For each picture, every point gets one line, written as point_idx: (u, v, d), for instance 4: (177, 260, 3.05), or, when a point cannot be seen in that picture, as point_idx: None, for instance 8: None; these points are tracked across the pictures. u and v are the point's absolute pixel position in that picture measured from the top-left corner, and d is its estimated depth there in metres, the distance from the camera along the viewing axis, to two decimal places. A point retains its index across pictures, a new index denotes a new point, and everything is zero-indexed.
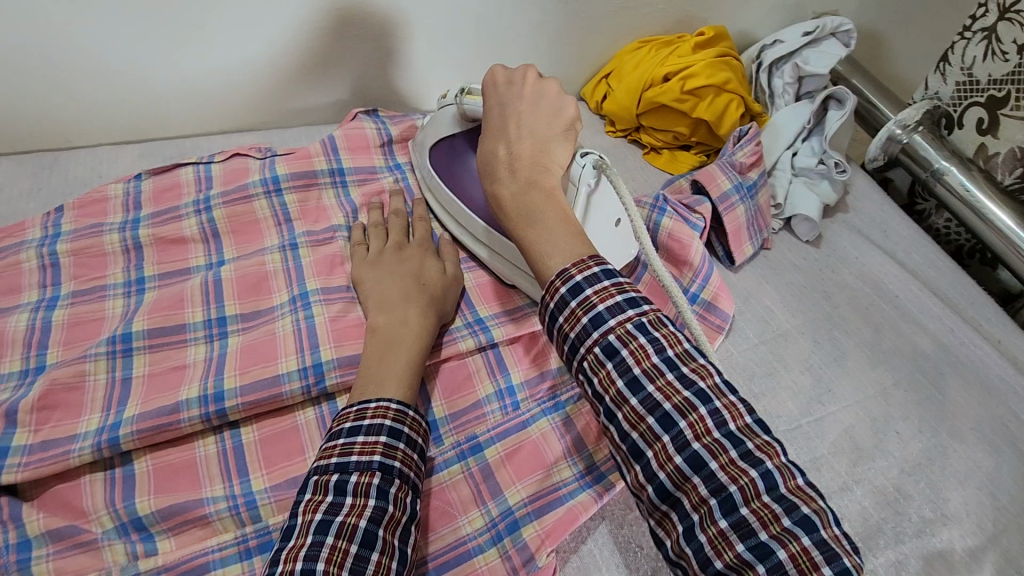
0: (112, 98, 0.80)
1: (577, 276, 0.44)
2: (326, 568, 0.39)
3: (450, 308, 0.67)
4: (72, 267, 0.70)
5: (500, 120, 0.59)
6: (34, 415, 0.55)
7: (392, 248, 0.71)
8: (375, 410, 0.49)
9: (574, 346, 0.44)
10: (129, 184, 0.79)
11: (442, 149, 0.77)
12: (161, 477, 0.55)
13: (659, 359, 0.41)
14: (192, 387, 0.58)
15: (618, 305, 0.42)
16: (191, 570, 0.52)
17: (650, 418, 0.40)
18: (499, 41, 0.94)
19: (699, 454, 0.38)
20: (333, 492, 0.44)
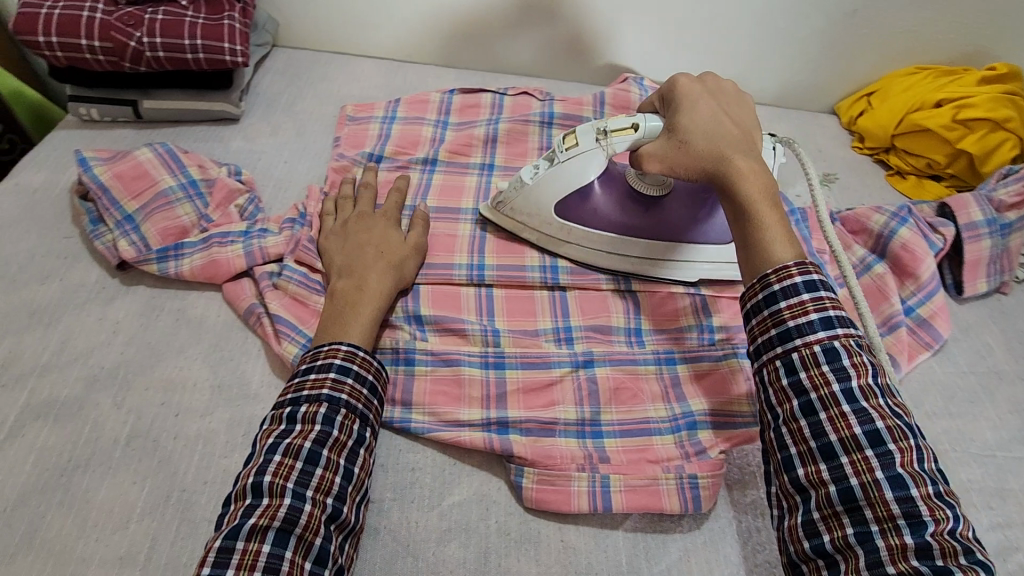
0: (454, 28, 1.04)
1: (814, 274, 0.50)
2: (271, 480, 0.50)
3: (411, 273, 0.72)
4: (399, 140, 0.92)
5: (702, 113, 0.63)
6: None
7: (353, 219, 0.75)
8: (327, 352, 0.59)
9: (789, 335, 0.49)
10: (445, 95, 1.00)
11: (571, 198, 0.74)
12: (436, 296, 0.74)
13: (875, 382, 0.47)
14: (463, 257, 0.77)
15: (845, 317, 0.49)
16: (446, 360, 0.68)
17: (857, 428, 0.45)
18: (772, 41, 1.02)
19: (902, 476, 0.43)
20: (287, 422, 0.55)
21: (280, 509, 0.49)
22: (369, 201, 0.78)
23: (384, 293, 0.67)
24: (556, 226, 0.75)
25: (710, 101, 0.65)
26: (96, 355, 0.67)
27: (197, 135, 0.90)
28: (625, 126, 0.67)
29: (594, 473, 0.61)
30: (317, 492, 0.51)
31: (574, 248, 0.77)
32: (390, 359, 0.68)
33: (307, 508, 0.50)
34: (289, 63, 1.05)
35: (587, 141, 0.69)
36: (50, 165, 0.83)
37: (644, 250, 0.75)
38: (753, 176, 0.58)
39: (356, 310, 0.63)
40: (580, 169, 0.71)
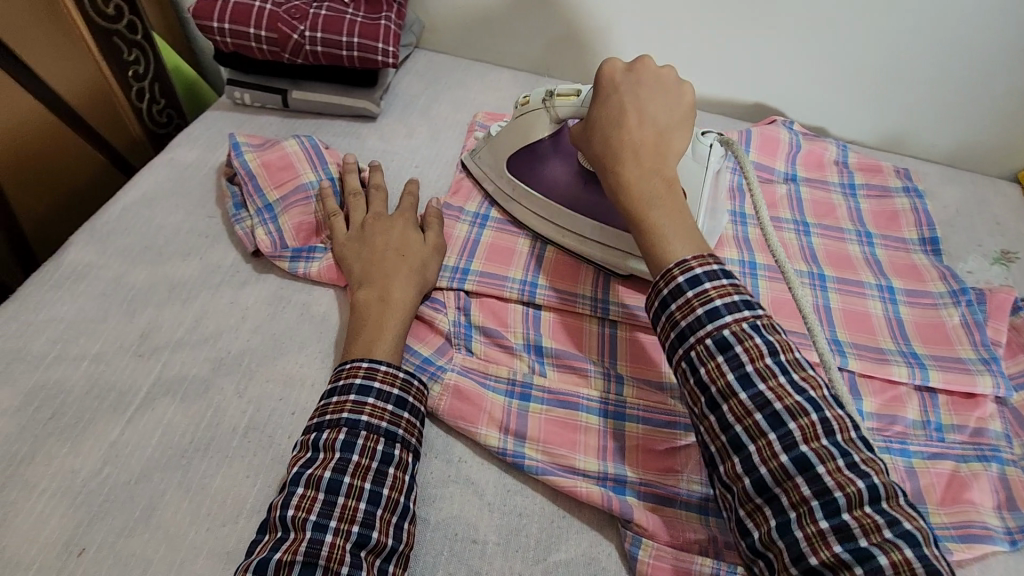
0: (601, 46, 1.01)
1: (697, 268, 0.50)
2: (293, 512, 0.50)
3: (433, 274, 0.70)
4: None
5: (619, 108, 0.60)
6: (486, 252, 0.75)
7: (370, 222, 0.72)
8: (348, 372, 0.59)
9: (684, 334, 0.50)
10: None
11: (523, 155, 0.77)
12: (557, 328, 0.70)
13: (772, 363, 0.47)
14: (587, 290, 0.73)
15: (734, 303, 0.49)
16: (564, 402, 0.64)
17: (758, 415, 0.46)
18: (954, 93, 0.91)
19: (806, 456, 0.44)
20: (311, 449, 0.55)
21: (302, 543, 0.49)
22: (383, 202, 0.75)
23: (407, 304, 0.66)
24: (506, 180, 0.78)
25: (638, 96, 0.61)
26: (225, 338, 0.68)
27: (337, 129, 0.92)
28: (571, 94, 0.69)
29: (719, 559, 0.55)
30: (341, 522, 0.51)
31: (518, 209, 0.78)
32: (505, 390, 0.65)
33: (328, 539, 0.49)
34: (429, 66, 1.05)
35: (537, 98, 0.73)
36: (203, 144, 0.87)
37: (580, 226, 0.74)
38: (643, 180, 0.57)
39: (375, 328, 0.63)
40: (527, 129, 0.74)
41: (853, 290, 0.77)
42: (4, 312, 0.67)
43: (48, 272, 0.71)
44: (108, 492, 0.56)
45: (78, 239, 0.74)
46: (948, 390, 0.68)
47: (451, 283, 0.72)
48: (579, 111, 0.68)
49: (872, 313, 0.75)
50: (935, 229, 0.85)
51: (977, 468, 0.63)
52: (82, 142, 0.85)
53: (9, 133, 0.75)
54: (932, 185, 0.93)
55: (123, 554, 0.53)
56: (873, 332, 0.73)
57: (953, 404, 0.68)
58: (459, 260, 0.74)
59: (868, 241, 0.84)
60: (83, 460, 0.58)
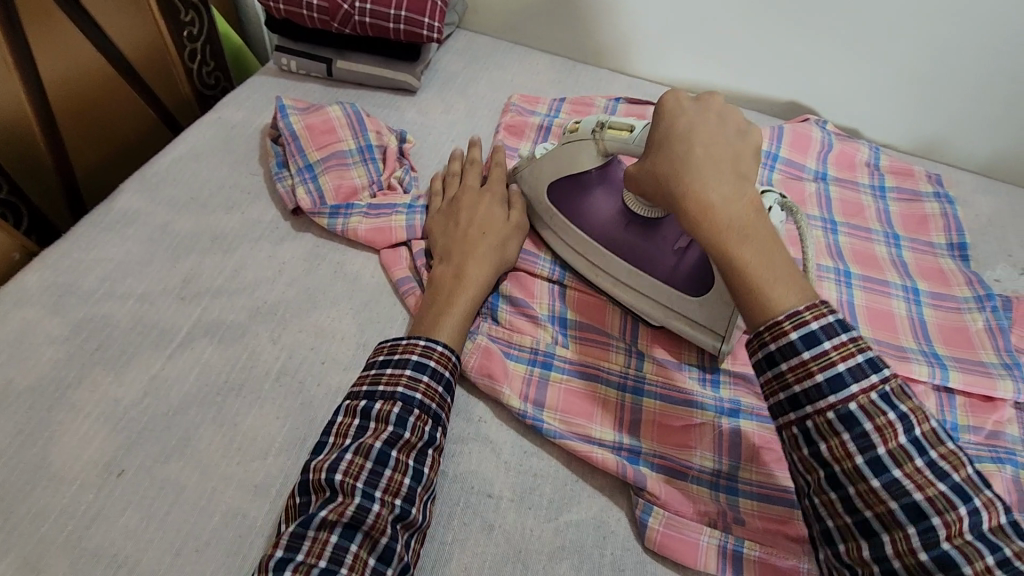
0: (640, 35, 1.02)
1: (811, 323, 0.46)
2: (343, 479, 0.51)
3: (512, 254, 0.72)
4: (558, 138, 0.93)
5: (690, 126, 0.56)
6: None
7: (456, 195, 0.75)
8: (405, 347, 0.59)
9: (798, 401, 0.46)
10: (610, 102, 0.98)
11: (563, 182, 0.73)
12: (582, 304, 0.73)
13: (907, 442, 0.43)
14: None
15: (859, 367, 0.45)
16: (583, 374, 0.66)
17: (893, 505, 0.43)
18: (993, 101, 0.91)
19: (948, 554, 0.41)
20: (361, 417, 0.55)
21: (350, 508, 0.49)
22: (473, 173, 0.78)
23: (484, 285, 0.68)
24: (546, 207, 0.74)
25: (707, 122, 0.56)
26: (261, 289, 0.71)
27: (378, 100, 0.95)
28: (623, 127, 0.66)
29: (726, 531, 0.56)
30: (386, 493, 0.51)
31: (553, 237, 0.75)
32: (528, 358, 0.67)
33: (375, 509, 0.50)
34: (470, 46, 1.08)
35: (589, 125, 0.69)
36: (250, 106, 0.89)
37: (613, 267, 0.70)
38: (730, 205, 0.50)
39: (451, 306, 0.64)
40: (576, 155, 0.71)
41: (878, 289, 0.78)
42: (60, 248, 0.71)
43: (101, 215, 0.75)
44: (147, 422, 0.60)
45: (129, 187, 0.78)
46: (967, 392, 0.69)
47: None
48: (635, 147, 0.65)
49: (896, 312, 0.75)
50: (964, 235, 0.85)
51: (992, 468, 0.63)
52: (134, 95, 0.89)
53: (71, 82, 0.79)
54: (965, 192, 0.93)
55: (159, 478, 0.56)
56: (895, 331, 0.74)
57: (970, 405, 0.68)
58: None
59: (895, 243, 0.84)
60: (125, 390, 0.61)
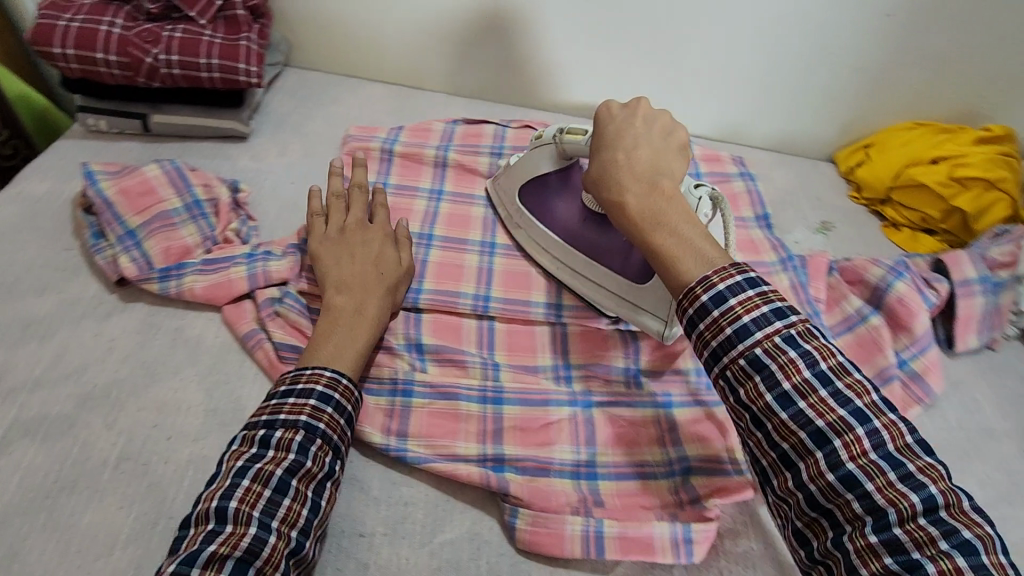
0: (467, 59, 1.06)
1: (720, 284, 0.48)
2: (237, 507, 0.48)
3: (401, 296, 0.74)
4: (401, 166, 0.95)
5: (616, 136, 0.64)
6: None
7: (349, 227, 0.75)
8: (309, 376, 0.57)
9: (717, 355, 0.48)
10: (449, 125, 1.02)
11: (533, 184, 0.82)
12: (438, 326, 0.75)
13: (811, 376, 0.46)
14: (469, 287, 0.79)
15: (763, 317, 0.47)
16: (445, 393, 0.69)
17: (802, 434, 0.45)
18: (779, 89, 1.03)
19: (853, 473, 0.43)
20: (258, 445, 0.53)
21: (243, 539, 0.47)
22: (360, 206, 0.78)
23: (382, 318, 0.68)
24: (517, 208, 0.84)
25: (634, 126, 0.65)
26: (89, 372, 0.66)
27: (205, 151, 0.91)
28: (579, 132, 0.75)
29: (588, 516, 0.60)
30: (283, 525, 0.50)
31: (523, 235, 0.84)
32: (389, 390, 0.68)
33: (271, 540, 0.48)
34: (301, 85, 1.07)
35: (549, 133, 0.78)
36: (55, 175, 0.83)
37: (573, 260, 0.78)
38: (647, 202, 0.57)
39: (349, 338, 0.63)
40: (534, 159, 0.81)
41: None
42: None
43: None
44: None
45: None
46: None
47: None
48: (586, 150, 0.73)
49: None
50: (766, 207, 0.97)
51: None
52: None
53: None
54: (766, 169, 1.07)
55: None
56: None
57: None
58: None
59: None
60: None
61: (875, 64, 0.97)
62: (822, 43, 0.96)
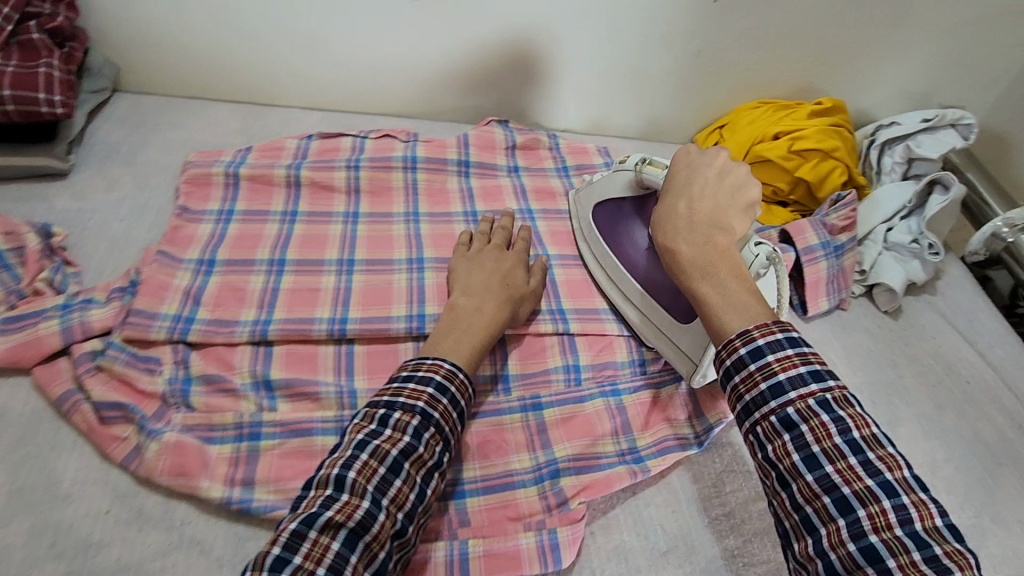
0: (315, 71, 1.01)
1: (759, 339, 0.48)
2: (355, 476, 0.51)
3: (523, 313, 0.73)
4: (248, 190, 0.88)
5: (681, 183, 0.63)
6: (213, 299, 0.73)
7: (486, 247, 0.78)
8: (429, 366, 0.59)
9: (749, 409, 0.47)
10: (302, 141, 0.97)
11: (607, 207, 0.82)
12: (290, 358, 0.70)
13: (842, 442, 0.44)
14: (325, 310, 0.74)
15: (800, 377, 0.46)
16: (299, 431, 0.64)
17: (825, 498, 0.43)
18: (632, 78, 1.05)
19: (875, 546, 0.40)
20: (377, 423, 0.55)
21: (358, 510, 0.49)
22: (501, 232, 0.81)
23: (500, 322, 0.68)
24: (587, 227, 0.85)
25: (706, 177, 0.62)
26: None
27: (14, 195, 0.82)
28: (661, 164, 0.74)
29: (452, 539, 0.60)
30: (392, 504, 0.51)
31: (588, 252, 0.84)
32: (234, 436, 0.63)
33: (380, 517, 0.50)
34: (131, 111, 0.98)
35: (631, 160, 0.78)
36: None
37: (627, 287, 0.78)
38: (700, 251, 0.56)
39: (459, 331, 0.65)
40: (619, 183, 0.80)
41: (572, 261, 0.85)
42: None
43: None
44: None
45: None
46: None
47: (171, 334, 0.68)
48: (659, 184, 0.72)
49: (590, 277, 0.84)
50: None
51: (670, 389, 0.75)
52: None
53: None
54: None
55: None
56: (591, 294, 0.81)
57: None
58: (183, 307, 0.71)
59: None
60: None
61: (713, 48, 1.01)
62: (661, 30, 0.99)
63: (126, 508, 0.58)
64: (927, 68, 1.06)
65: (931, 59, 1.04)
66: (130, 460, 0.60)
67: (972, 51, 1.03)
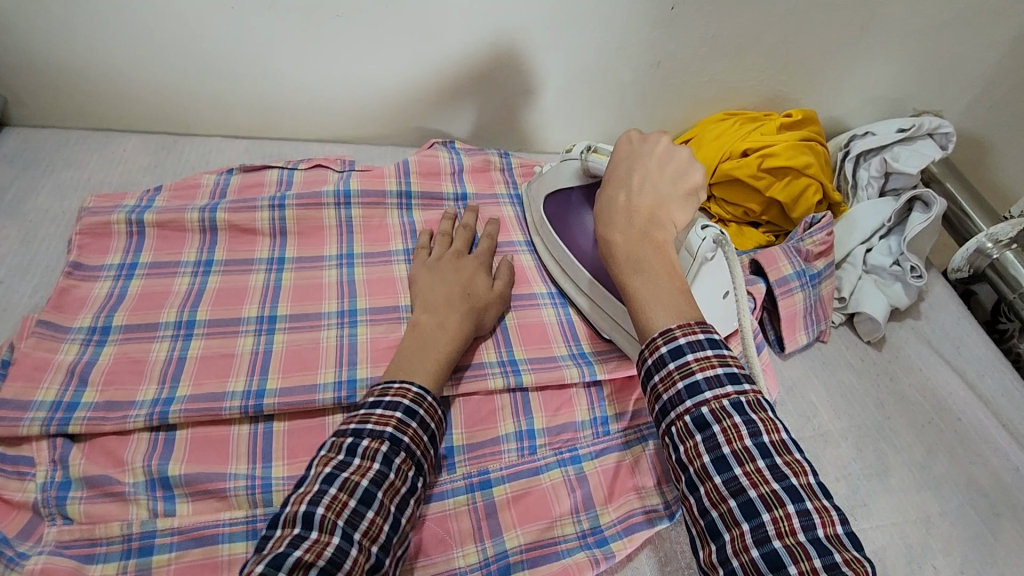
0: (234, 97, 0.90)
1: (680, 338, 0.45)
2: (324, 513, 0.44)
3: (488, 321, 0.70)
4: (155, 239, 0.77)
5: (623, 170, 0.59)
6: (103, 377, 0.63)
7: (447, 256, 0.74)
8: (397, 390, 0.54)
9: (665, 409, 0.45)
10: (221, 176, 0.86)
11: (557, 199, 0.80)
12: (195, 447, 0.60)
13: (753, 444, 0.41)
14: (239, 381, 0.64)
15: (717, 378, 0.43)
16: (201, 538, 0.55)
17: (732, 501, 0.39)
18: (588, 92, 0.97)
19: (777, 552, 0.36)
20: (345, 453, 0.49)
21: (328, 547, 0.43)
22: (463, 241, 0.77)
23: (464, 335, 0.64)
24: (539, 218, 0.82)
25: (648, 163, 0.59)
26: None
27: None
28: (605, 151, 0.72)
29: None
30: (365, 538, 0.45)
31: (542, 244, 0.82)
32: (120, 551, 0.54)
33: (353, 553, 0.44)
34: (23, 150, 0.86)
35: (577, 149, 0.76)
36: None
37: (580, 279, 0.75)
38: (634, 245, 0.53)
39: (424, 352, 0.60)
40: (566, 172, 0.77)
41: (526, 304, 0.77)
42: None
43: None
44: None
45: None
46: (612, 380, 0.70)
47: (47, 429, 0.58)
48: None
49: (546, 321, 0.76)
50: None
51: (636, 451, 0.66)
52: None
53: None
54: None
55: None
56: (547, 342, 0.73)
57: (616, 393, 0.70)
58: (64, 391, 0.61)
59: None
60: None
61: (673, 58, 0.93)
62: (615, 41, 0.90)
63: None
64: (901, 71, 0.99)
65: (906, 62, 0.97)
66: None
67: (948, 53, 0.96)
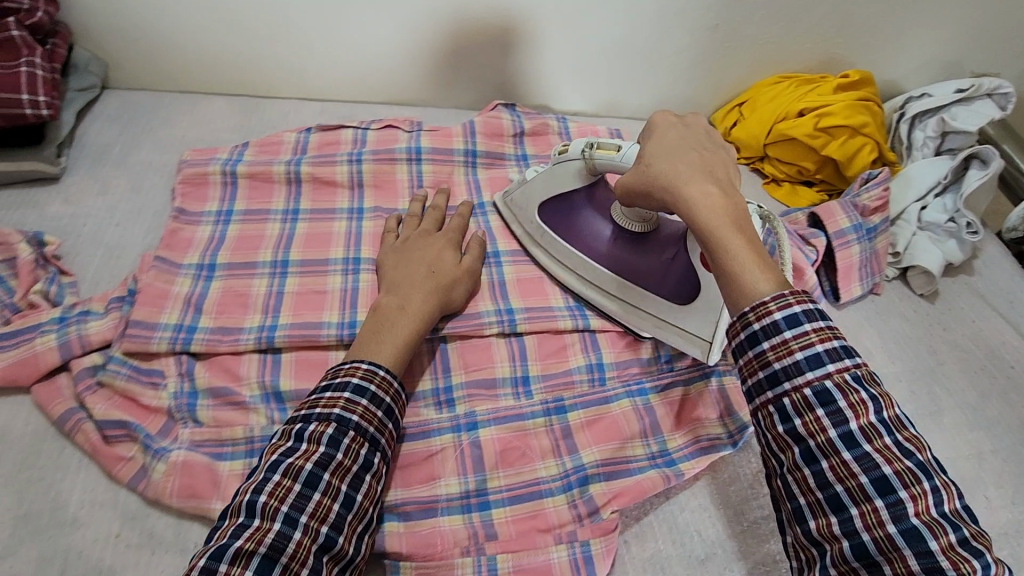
0: (312, 61, 0.96)
1: (795, 306, 0.44)
2: (266, 500, 0.47)
3: (457, 299, 0.69)
4: (247, 189, 0.84)
5: (680, 141, 0.58)
6: (215, 306, 0.70)
7: (415, 236, 0.74)
8: (345, 371, 0.56)
9: (777, 379, 0.44)
10: (301, 134, 0.92)
11: (552, 208, 0.76)
12: (300, 367, 0.66)
13: (877, 420, 0.42)
14: (333, 313, 0.70)
15: (835, 349, 0.44)
16: None
17: (862, 477, 0.41)
18: (645, 56, 1.00)
19: (915, 528, 0.40)
20: (293, 438, 0.52)
21: (268, 534, 0.45)
22: (432, 219, 0.77)
23: (426, 317, 0.64)
24: (536, 227, 0.77)
25: (700, 137, 0.59)
26: None
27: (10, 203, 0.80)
28: (609, 146, 0.67)
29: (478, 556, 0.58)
30: (312, 520, 0.47)
31: (542, 254, 0.77)
32: (245, 451, 0.60)
33: (297, 536, 0.46)
34: (122, 110, 0.94)
35: (576, 148, 0.71)
36: None
37: (602, 279, 0.72)
38: (728, 207, 0.51)
39: (388, 331, 0.61)
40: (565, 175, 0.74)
41: None
42: None
43: None
44: None
45: None
46: None
47: (172, 346, 0.65)
48: (620, 167, 0.66)
49: None
50: None
51: (700, 386, 0.70)
52: None
53: None
54: None
55: None
56: None
57: None
58: (183, 316, 0.68)
59: None
60: None
61: (731, 22, 0.96)
62: (675, 4, 0.93)
63: (136, 530, 0.57)
64: (960, 33, 0.99)
65: (964, 23, 0.98)
66: (139, 481, 0.58)
67: (1007, 13, 0.97)
